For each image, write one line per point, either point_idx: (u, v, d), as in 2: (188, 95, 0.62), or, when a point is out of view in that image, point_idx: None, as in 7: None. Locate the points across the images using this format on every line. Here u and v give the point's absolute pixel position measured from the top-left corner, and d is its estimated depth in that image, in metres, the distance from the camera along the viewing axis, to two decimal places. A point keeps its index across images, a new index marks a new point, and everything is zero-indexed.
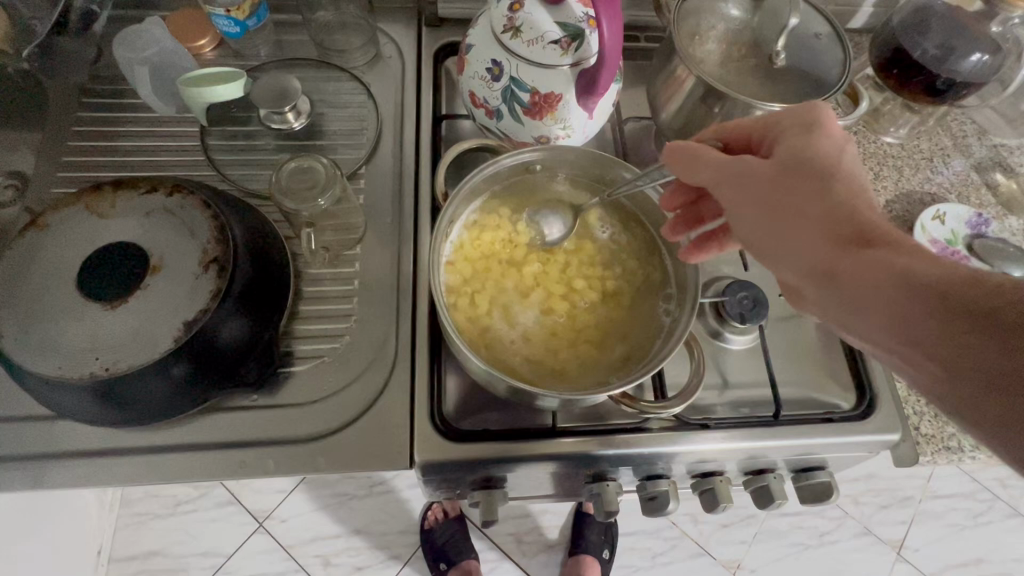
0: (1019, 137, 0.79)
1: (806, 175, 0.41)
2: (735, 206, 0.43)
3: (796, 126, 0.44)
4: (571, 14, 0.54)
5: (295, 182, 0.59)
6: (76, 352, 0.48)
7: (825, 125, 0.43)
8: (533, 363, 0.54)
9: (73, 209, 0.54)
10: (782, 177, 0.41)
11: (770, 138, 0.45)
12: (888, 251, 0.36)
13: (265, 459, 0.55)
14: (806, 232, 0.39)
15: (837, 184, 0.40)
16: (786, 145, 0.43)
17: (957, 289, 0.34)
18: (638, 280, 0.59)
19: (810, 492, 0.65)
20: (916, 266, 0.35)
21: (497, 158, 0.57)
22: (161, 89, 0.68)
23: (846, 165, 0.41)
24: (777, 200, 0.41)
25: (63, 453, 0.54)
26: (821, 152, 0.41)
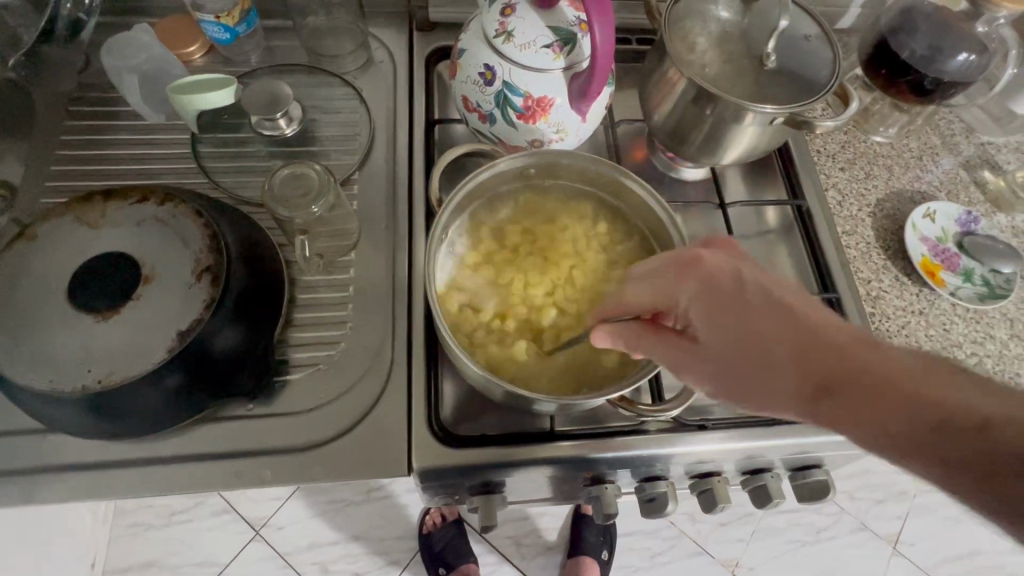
0: (1006, 135, 0.80)
1: (737, 342, 0.39)
2: (689, 375, 0.43)
3: (694, 283, 0.43)
4: (563, 19, 0.54)
5: (288, 189, 0.58)
6: (68, 365, 0.48)
7: (713, 269, 0.42)
8: (531, 371, 0.53)
9: (63, 219, 0.53)
10: (714, 347, 0.41)
11: (672, 294, 0.44)
12: (858, 406, 0.35)
13: (261, 469, 0.55)
14: (771, 397, 0.39)
15: (765, 338, 0.38)
16: (692, 313, 0.42)
17: (954, 442, 0.31)
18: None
19: (807, 490, 0.66)
20: (891, 422, 0.33)
21: (495, 161, 0.57)
22: (151, 97, 0.68)
23: (763, 306, 0.39)
24: (725, 372, 0.40)
25: (55, 467, 0.54)
26: (731, 312, 0.40)
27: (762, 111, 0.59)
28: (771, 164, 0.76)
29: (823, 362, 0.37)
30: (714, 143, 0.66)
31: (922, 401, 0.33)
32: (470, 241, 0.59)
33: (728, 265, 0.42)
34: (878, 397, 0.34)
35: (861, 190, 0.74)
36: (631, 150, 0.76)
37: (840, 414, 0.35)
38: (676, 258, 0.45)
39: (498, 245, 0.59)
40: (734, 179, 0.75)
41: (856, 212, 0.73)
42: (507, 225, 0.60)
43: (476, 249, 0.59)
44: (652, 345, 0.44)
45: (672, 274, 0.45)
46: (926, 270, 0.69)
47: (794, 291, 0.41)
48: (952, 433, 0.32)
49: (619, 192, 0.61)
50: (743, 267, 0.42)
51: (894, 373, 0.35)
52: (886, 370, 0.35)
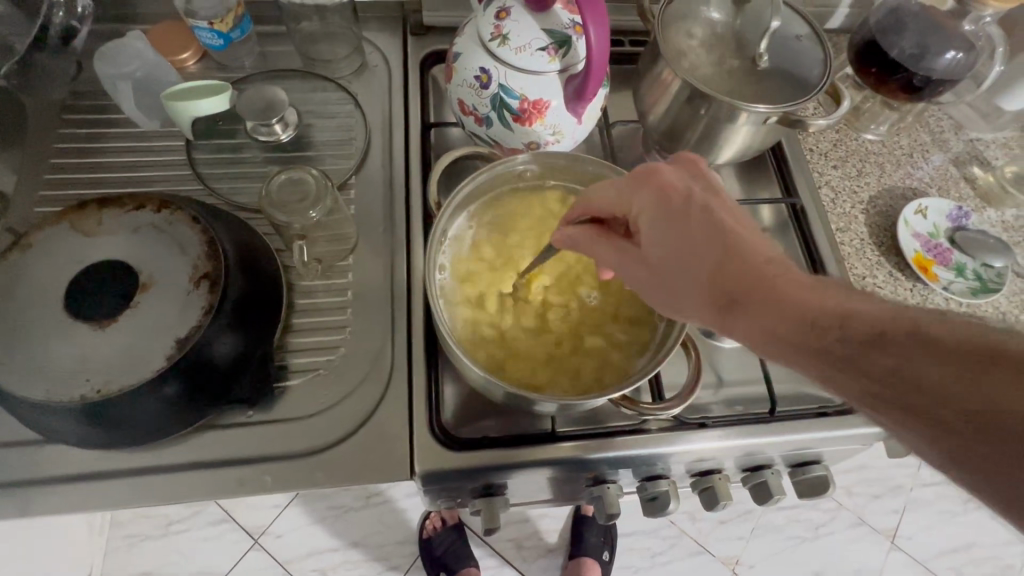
0: (994, 131, 0.81)
1: (671, 248, 0.44)
2: (629, 277, 0.48)
3: (646, 194, 0.46)
4: (558, 21, 0.55)
5: (285, 195, 0.58)
6: (66, 375, 0.47)
7: (667, 184, 0.46)
8: (533, 370, 0.53)
9: (57, 228, 0.52)
10: (652, 253, 0.45)
11: (627, 205, 0.47)
12: (748, 304, 0.39)
13: (261, 476, 0.54)
14: (685, 298, 0.43)
15: (694, 250, 0.43)
16: (641, 225, 0.46)
17: (812, 335, 0.36)
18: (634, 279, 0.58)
19: (807, 486, 0.66)
20: (777, 323, 0.38)
21: (492, 165, 0.57)
22: (146, 104, 0.67)
23: (698, 222, 0.43)
24: (659, 278, 0.45)
25: (51, 479, 0.53)
26: (673, 222, 0.44)
27: (755, 111, 0.59)
28: (764, 162, 0.77)
29: (732, 267, 0.41)
30: (708, 142, 0.66)
31: (799, 303, 0.38)
32: (470, 239, 0.59)
33: (679, 183, 0.46)
34: (766, 299, 0.39)
35: (853, 187, 0.75)
36: (625, 151, 0.77)
37: (735, 309, 0.40)
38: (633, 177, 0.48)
39: (498, 243, 0.59)
40: (728, 178, 0.75)
41: (849, 209, 0.74)
42: (506, 224, 0.60)
43: (476, 249, 0.59)
44: (603, 251, 0.48)
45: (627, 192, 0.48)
46: (919, 265, 0.70)
47: (733, 211, 0.45)
48: (814, 329, 0.36)
49: None
50: (695, 186, 0.45)
51: (785, 281, 0.39)
52: (781, 279, 0.39)
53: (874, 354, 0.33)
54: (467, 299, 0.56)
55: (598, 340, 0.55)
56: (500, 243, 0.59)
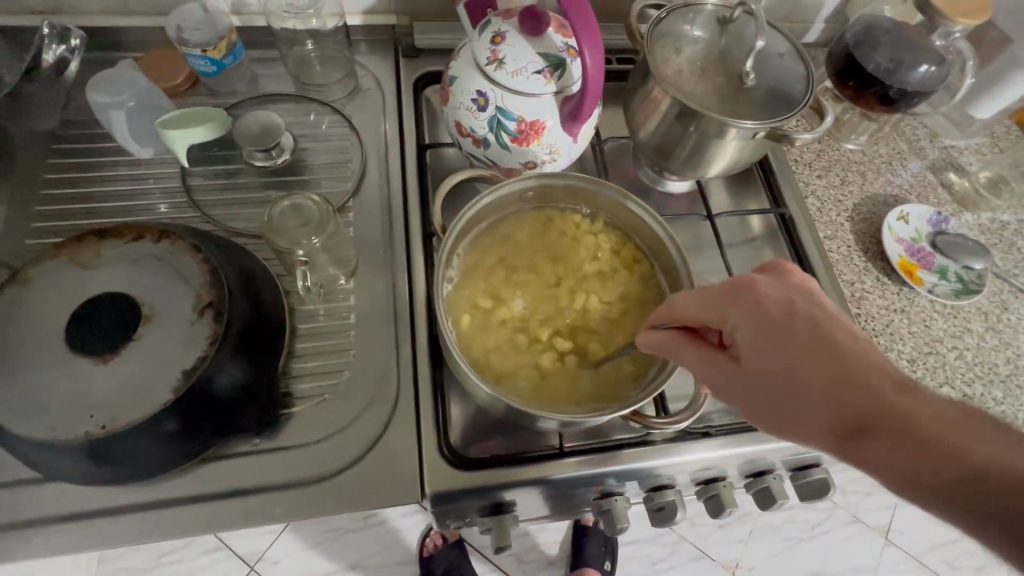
0: (966, 139, 0.85)
1: (781, 370, 0.39)
2: (724, 392, 0.43)
3: (742, 308, 0.42)
4: (552, 45, 0.56)
5: (287, 220, 0.58)
6: (69, 412, 0.46)
7: (762, 298, 0.42)
8: (548, 386, 0.54)
9: (55, 262, 0.52)
10: (754, 371, 0.41)
11: (721, 317, 0.44)
12: (882, 446, 0.34)
13: (270, 505, 0.54)
14: (800, 426, 0.38)
15: (806, 374, 0.38)
16: (740, 340, 0.42)
17: (976, 491, 0.31)
18: (644, 294, 0.59)
19: (808, 489, 0.68)
20: (923, 471, 0.33)
21: (497, 186, 0.57)
22: (139, 132, 0.66)
23: (809, 343, 0.39)
24: (762, 399, 0.40)
25: (50, 519, 0.52)
26: (775, 341, 0.40)
27: (744, 126, 0.61)
28: (752, 175, 0.79)
29: (856, 399, 0.36)
30: (698, 157, 0.68)
31: (950, 447, 0.33)
32: (481, 258, 0.60)
33: (781, 299, 0.42)
34: (907, 442, 0.34)
35: (838, 196, 0.78)
36: (617, 166, 0.79)
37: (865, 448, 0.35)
38: (723, 287, 0.45)
39: (507, 262, 0.60)
40: (718, 190, 0.78)
41: (835, 218, 0.76)
42: (516, 243, 0.61)
43: (485, 269, 0.59)
44: (695, 358, 0.45)
45: (718, 305, 0.44)
46: (904, 269, 0.72)
47: (845, 324, 0.40)
48: (979, 488, 0.31)
49: (611, 209, 0.62)
50: (798, 299, 0.42)
51: (929, 420, 0.34)
52: (920, 416, 0.34)
53: None
54: (475, 321, 0.56)
55: (614, 356, 0.56)
56: (510, 263, 0.60)
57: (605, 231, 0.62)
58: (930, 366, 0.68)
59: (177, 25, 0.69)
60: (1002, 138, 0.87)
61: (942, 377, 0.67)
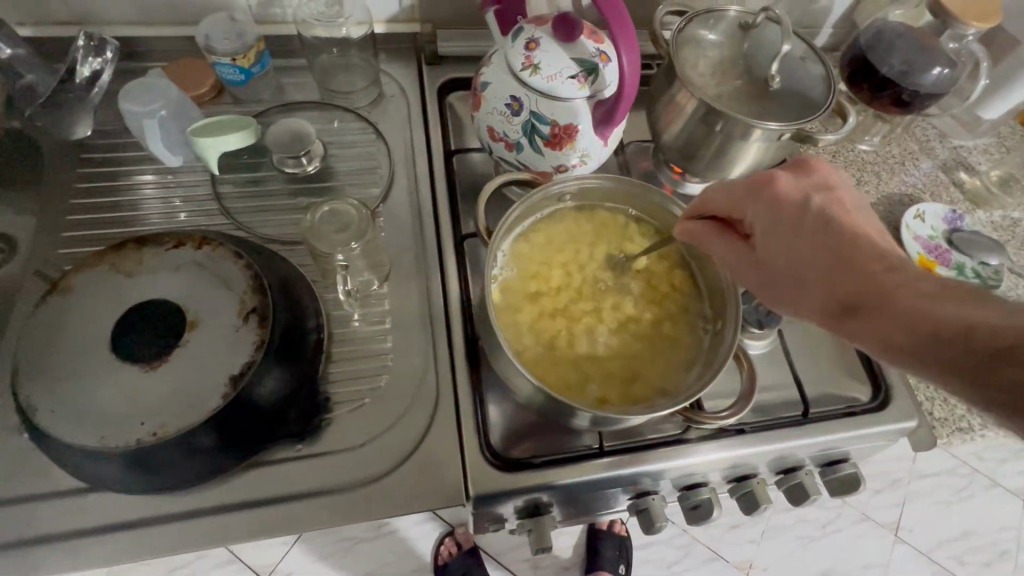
0: (974, 139, 0.88)
1: (787, 252, 0.44)
2: (736, 277, 0.48)
3: (756, 199, 0.47)
4: (585, 51, 0.57)
5: (326, 226, 0.58)
6: (119, 419, 0.46)
7: (778, 191, 0.46)
8: (595, 384, 0.55)
9: (98, 270, 0.52)
10: (764, 256, 0.45)
11: (739, 209, 0.48)
12: (866, 313, 0.39)
13: (313, 511, 0.54)
14: (798, 299, 0.43)
15: (807, 255, 0.43)
16: (754, 229, 0.46)
17: (936, 345, 0.35)
18: (686, 299, 0.60)
19: (838, 484, 0.68)
20: (895, 332, 0.37)
21: (544, 187, 0.58)
22: (171, 141, 0.66)
23: (812, 230, 0.43)
24: (768, 279, 0.45)
25: (94, 530, 0.51)
26: (786, 229, 0.44)
27: (770, 128, 0.63)
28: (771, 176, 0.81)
29: (851, 276, 0.40)
30: (723, 159, 0.69)
31: (927, 311, 0.37)
32: (524, 257, 0.60)
33: (796, 192, 0.46)
34: (886, 306, 0.38)
35: None
36: (639, 169, 0.80)
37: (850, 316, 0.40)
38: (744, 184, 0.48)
39: (550, 259, 0.60)
40: None
41: None
42: (558, 243, 0.61)
43: (528, 266, 0.59)
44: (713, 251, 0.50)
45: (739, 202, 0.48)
46: (924, 266, 0.74)
47: (854, 217, 0.44)
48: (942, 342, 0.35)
49: (648, 212, 0.63)
50: (812, 194, 0.46)
51: (911, 291, 0.38)
52: (906, 290, 0.38)
53: (1010, 371, 0.32)
54: (520, 320, 0.56)
55: (657, 358, 0.57)
56: (552, 261, 0.60)
57: (641, 232, 0.63)
58: None
59: (205, 34, 0.69)
60: (1008, 138, 0.89)
61: None
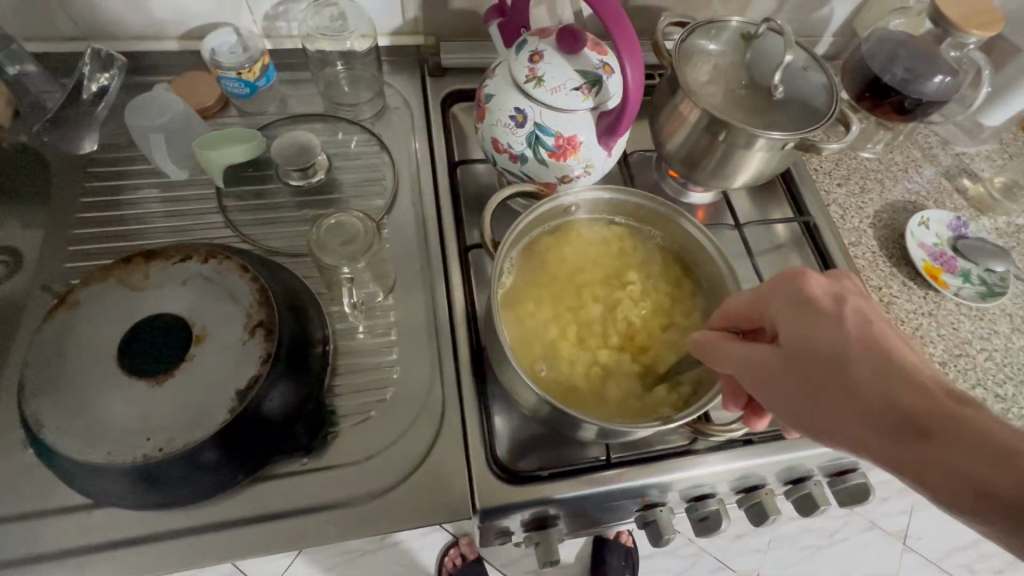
0: (976, 146, 0.88)
1: (832, 359, 0.38)
2: (763, 389, 0.41)
3: (788, 299, 0.42)
4: (588, 63, 0.58)
5: (331, 238, 0.58)
6: (126, 435, 0.46)
7: (814, 290, 0.41)
8: (590, 393, 0.55)
9: (104, 284, 0.52)
10: (803, 364, 0.39)
11: (770, 310, 0.43)
12: (945, 445, 0.32)
13: (321, 526, 0.53)
14: (850, 422, 0.36)
15: (859, 365, 0.37)
16: (788, 332, 0.41)
17: None
18: (691, 316, 0.60)
19: (847, 494, 0.68)
20: (986, 473, 0.31)
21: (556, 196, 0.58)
22: (176, 154, 0.67)
23: (861, 337, 0.38)
24: (809, 393, 0.38)
25: (98, 546, 0.51)
26: (829, 330, 0.39)
27: (773, 137, 0.63)
28: (774, 185, 0.81)
29: (911, 388, 0.35)
30: (726, 168, 0.70)
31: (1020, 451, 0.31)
32: (533, 267, 0.61)
33: (832, 293, 0.42)
34: (969, 439, 0.32)
35: (859, 203, 0.80)
36: (642, 178, 0.80)
37: (918, 443, 0.33)
38: (774, 284, 0.44)
39: (560, 269, 0.61)
40: (742, 201, 0.79)
41: (857, 224, 0.78)
42: (566, 254, 0.62)
43: (539, 274, 0.61)
44: (735, 357, 0.43)
45: (770, 301, 0.43)
46: (929, 273, 0.74)
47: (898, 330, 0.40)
48: None
49: (667, 230, 0.63)
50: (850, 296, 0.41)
51: (993, 424, 0.33)
52: (984, 419, 0.33)
53: None
54: (525, 324, 0.57)
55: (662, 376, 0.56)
56: (562, 272, 0.61)
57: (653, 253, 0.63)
58: (961, 368, 0.69)
59: (211, 50, 0.70)
60: (1011, 144, 0.90)
61: (974, 379, 0.68)
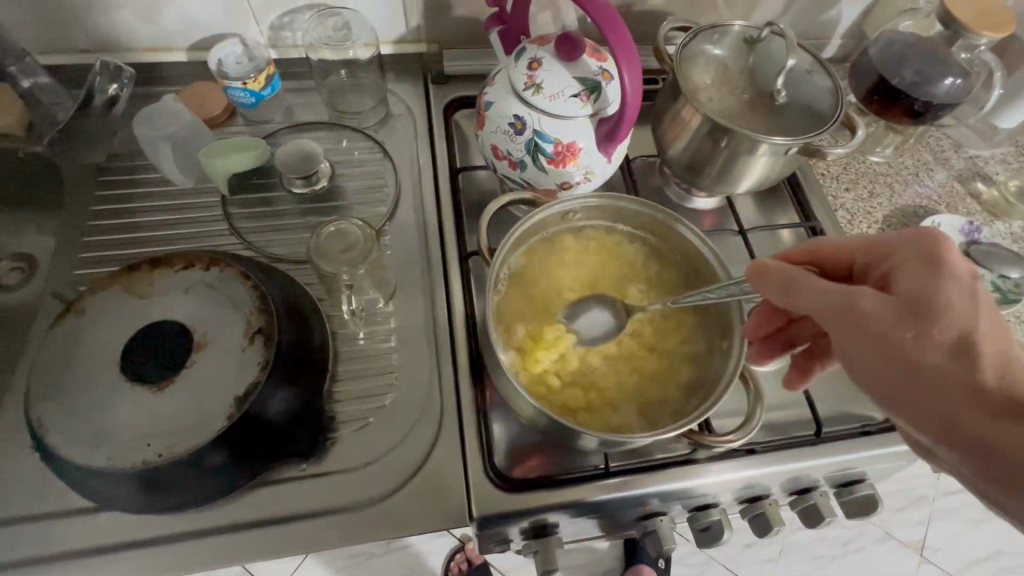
0: (990, 148, 0.86)
1: (947, 319, 0.37)
2: (842, 324, 0.40)
3: (919, 256, 0.41)
4: (587, 69, 0.58)
5: (331, 246, 0.59)
6: (127, 441, 0.47)
7: (951, 254, 0.40)
8: (571, 399, 0.54)
9: (109, 291, 0.53)
10: (912, 310, 0.38)
11: (890, 256, 0.42)
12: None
13: (321, 531, 0.54)
14: (939, 379, 0.36)
15: (971, 332, 0.37)
16: (905, 281, 0.40)
17: None
18: (687, 335, 0.59)
19: (854, 505, 0.66)
20: None
21: (549, 204, 0.57)
22: (183, 162, 0.68)
23: (985, 309, 0.38)
24: (899, 340, 0.38)
25: (102, 548, 0.52)
26: (957, 292, 0.38)
27: (776, 143, 0.62)
28: (780, 190, 0.80)
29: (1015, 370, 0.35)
30: (729, 174, 0.69)
31: None
32: (533, 266, 0.61)
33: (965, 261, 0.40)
34: None
35: (868, 208, 0.78)
36: (646, 184, 0.80)
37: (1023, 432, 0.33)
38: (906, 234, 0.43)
39: (559, 271, 0.61)
40: (746, 207, 0.79)
41: (865, 229, 0.77)
42: (562, 257, 0.62)
43: (537, 273, 0.60)
44: (819, 285, 0.43)
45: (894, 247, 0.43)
46: None
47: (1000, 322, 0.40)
48: None
49: (665, 243, 0.63)
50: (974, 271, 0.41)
51: None
52: None
53: None
54: (516, 323, 0.57)
55: (651, 391, 0.55)
56: (560, 274, 0.61)
57: (652, 269, 0.63)
58: None
59: (218, 61, 0.72)
60: None
61: None
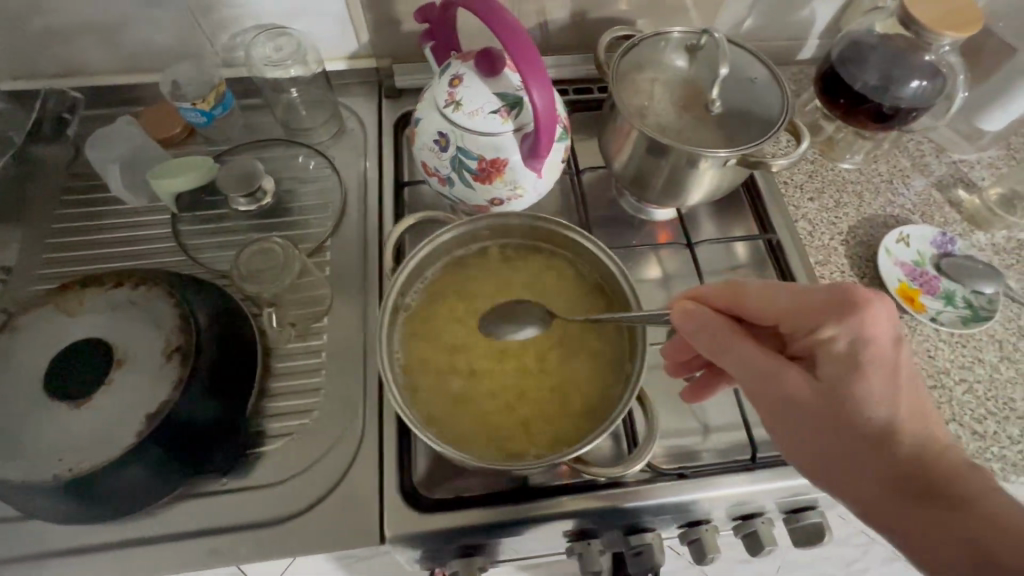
0: (976, 152, 0.81)
1: (858, 402, 0.40)
2: (767, 404, 0.43)
3: (844, 333, 0.42)
4: (508, 85, 0.57)
5: (256, 264, 0.62)
6: (41, 455, 0.49)
7: (873, 333, 0.42)
8: (458, 420, 0.53)
9: (42, 310, 0.55)
10: (831, 396, 0.41)
11: (814, 327, 0.44)
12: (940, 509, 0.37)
13: (238, 545, 0.55)
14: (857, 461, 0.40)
15: (886, 413, 0.40)
16: (826, 361, 0.42)
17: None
18: (599, 365, 0.56)
19: (802, 533, 0.63)
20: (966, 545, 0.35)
21: (434, 235, 0.57)
22: (132, 182, 0.71)
23: (901, 388, 0.40)
24: (819, 424, 0.41)
25: (33, 555, 0.54)
26: (874, 374, 0.41)
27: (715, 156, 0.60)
28: (739, 199, 0.77)
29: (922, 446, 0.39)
30: (672, 186, 0.67)
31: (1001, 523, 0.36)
32: (449, 284, 0.61)
33: (889, 330, 0.42)
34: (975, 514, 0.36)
35: (832, 218, 0.74)
36: (598, 195, 0.78)
37: (932, 515, 0.37)
38: (832, 298, 0.44)
39: (474, 290, 0.61)
40: (701, 218, 0.76)
41: (828, 241, 0.73)
42: (478, 275, 0.62)
43: (451, 291, 0.60)
44: (747, 358, 0.44)
45: (819, 317, 0.44)
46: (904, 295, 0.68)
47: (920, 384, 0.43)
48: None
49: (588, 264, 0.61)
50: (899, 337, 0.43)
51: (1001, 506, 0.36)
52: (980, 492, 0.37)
53: None
54: (419, 340, 0.57)
55: (543, 416, 0.53)
56: (475, 294, 0.61)
57: (569, 295, 0.61)
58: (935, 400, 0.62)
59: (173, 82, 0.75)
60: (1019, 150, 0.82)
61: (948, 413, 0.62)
